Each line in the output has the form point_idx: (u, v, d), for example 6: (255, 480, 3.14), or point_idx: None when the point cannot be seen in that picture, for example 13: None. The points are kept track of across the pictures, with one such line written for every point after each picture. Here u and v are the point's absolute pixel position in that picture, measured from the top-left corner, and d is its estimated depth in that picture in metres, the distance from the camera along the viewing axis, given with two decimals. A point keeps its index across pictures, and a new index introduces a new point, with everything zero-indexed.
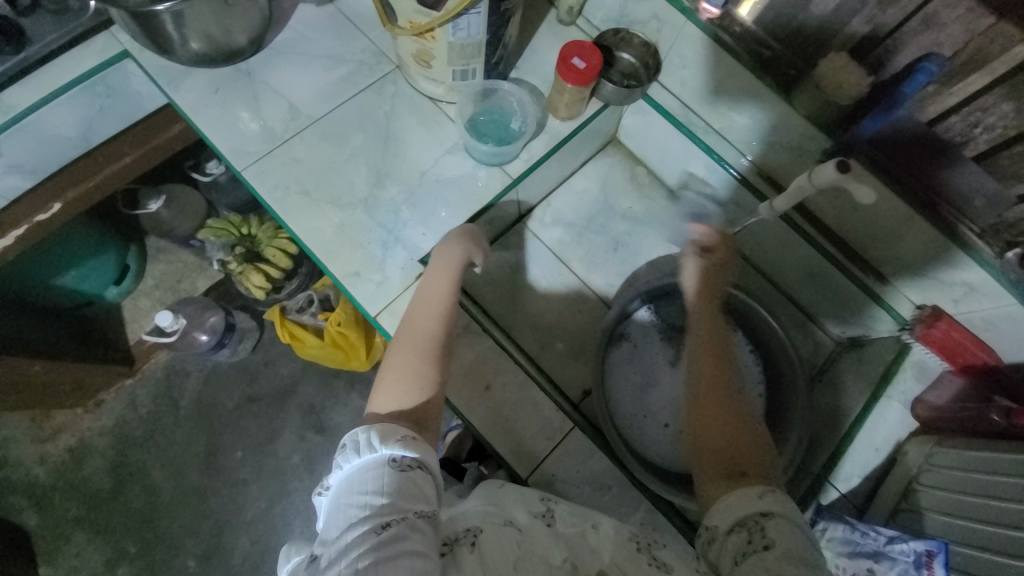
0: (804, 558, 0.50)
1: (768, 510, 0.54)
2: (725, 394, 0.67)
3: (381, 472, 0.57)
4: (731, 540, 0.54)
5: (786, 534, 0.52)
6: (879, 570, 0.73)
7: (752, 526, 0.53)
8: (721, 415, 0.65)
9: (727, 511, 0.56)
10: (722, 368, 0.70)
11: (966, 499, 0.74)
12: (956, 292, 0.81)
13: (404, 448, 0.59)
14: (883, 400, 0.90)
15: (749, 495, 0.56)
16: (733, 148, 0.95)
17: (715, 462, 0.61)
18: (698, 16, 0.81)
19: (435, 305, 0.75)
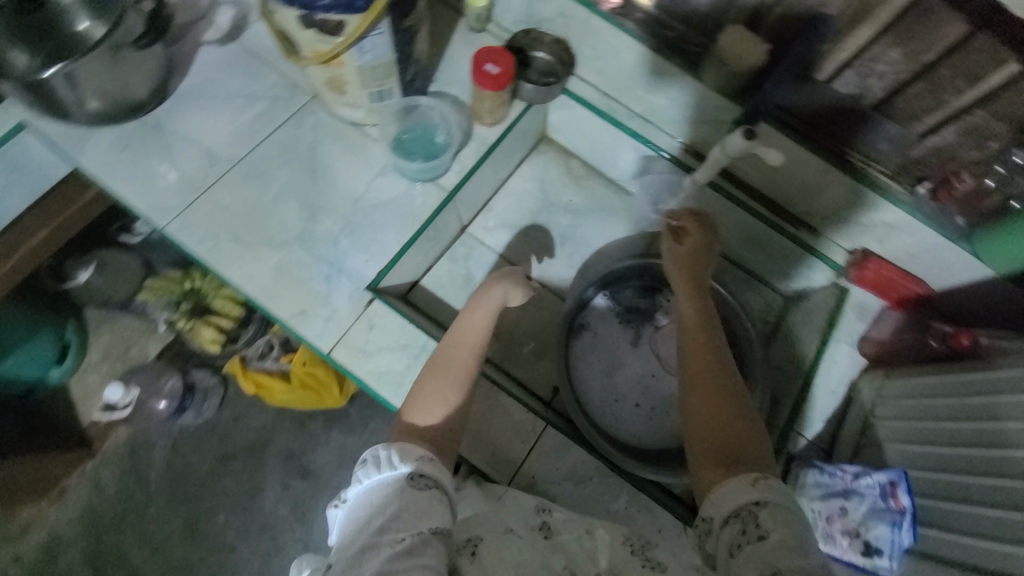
0: (794, 541, 0.50)
1: (762, 498, 0.54)
2: (725, 376, 0.66)
3: (400, 488, 0.56)
4: (725, 532, 0.54)
5: (782, 523, 0.52)
6: (851, 507, 0.75)
7: (747, 517, 0.53)
8: (716, 406, 0.63)
9: (721, 500, 0.56)
10: (720, 362, 0.67)
11: (919, 426, 0.77)
12: (879, 233, 0.85)
13: (422, 468, 0.58)
14: (834, 344, 0.94)
15: (744, 483, 0.55)
16: (659, 130, 0.98)
17: (706, 449, 0.61)
18: (600, 7, 0.85)
19: (470, 340, 0.73)
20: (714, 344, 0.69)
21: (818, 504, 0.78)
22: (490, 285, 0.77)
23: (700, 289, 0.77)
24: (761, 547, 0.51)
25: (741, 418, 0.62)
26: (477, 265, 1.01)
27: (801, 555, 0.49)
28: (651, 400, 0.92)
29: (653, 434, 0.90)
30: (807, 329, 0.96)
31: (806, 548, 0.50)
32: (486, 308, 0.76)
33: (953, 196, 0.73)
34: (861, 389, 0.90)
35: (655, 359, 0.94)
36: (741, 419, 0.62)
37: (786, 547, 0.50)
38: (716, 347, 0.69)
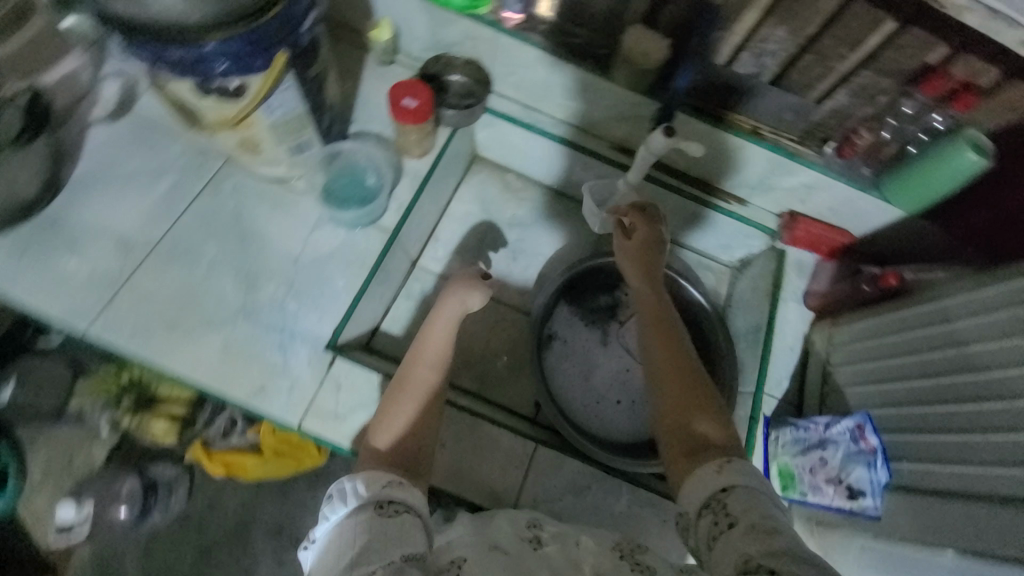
0: (762, 525, 0.53)
1: (728, 485, 0.57)
2: (684, 359, 0.69)
3: (366, 518, 0.55)
4: (700, 522, 0.56)
5: (749, 507, 0.54)
6: (828, 455, 0.78)
7: (717, 505, 0.56)
8: (685, 395, 0.65)
9: (693, 490, 0.58)
10: (677, 344, 0.70)
11: (871, 364, 0.83)
12: (801, 194, 0.91)
13: (390, 494, 0.57)
14: (783, 302, 0.96)
15: (710, 472, 0.58)
16: (584, 132, 1.00)
17: (677, 437, 0.64)
18: (506, 25, 0.86)
19: (429, 356, 0.71)
20: (669, 329, 0.72)
21: (797, 459, 0.80)
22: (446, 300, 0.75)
23: (656, 284, 0.78)
24: (732, 534, 0.53)
25: (702, 399, 0.65)
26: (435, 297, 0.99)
27: (768, 537, 0.51)
28: (630, 394, 0.94)
29: (639, 427, 0.92)
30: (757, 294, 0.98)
31: (773, 528, 0.52)
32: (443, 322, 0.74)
33: (856, 151, 0.82)
34: (815, 340, 0.93)
35: (626, 353, 0.96)
36: (704, 405, 0.65)
37: (754, 532, 0.52)
38: (672, 332, 0.72)
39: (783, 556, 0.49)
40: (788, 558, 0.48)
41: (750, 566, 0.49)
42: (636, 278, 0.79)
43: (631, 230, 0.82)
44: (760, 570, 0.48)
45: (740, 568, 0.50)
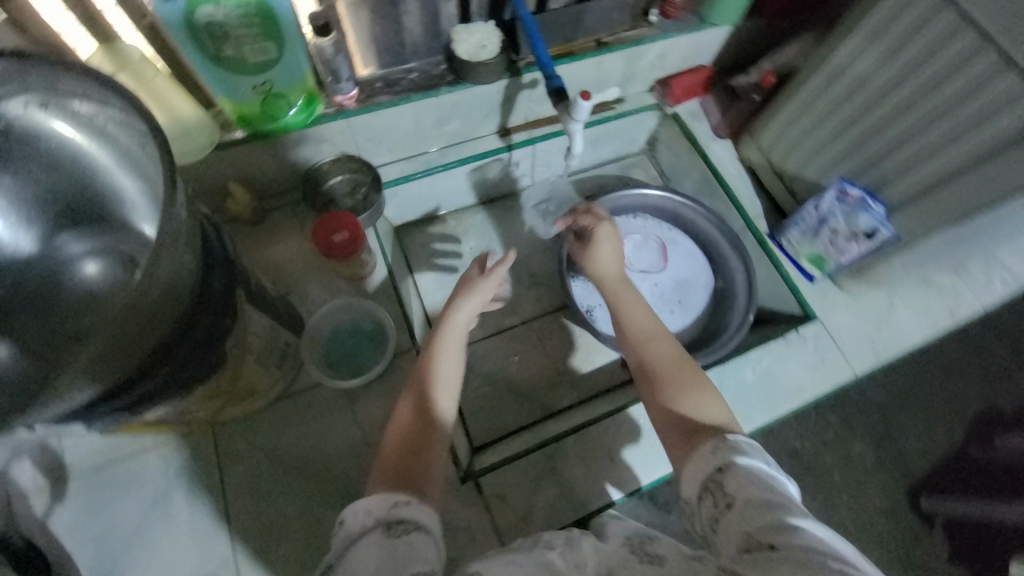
0: (762, 502, 0.48)
1: (723, 464, 0.53)
2: (666, 341, 0.71)
3: (374, 539, 0.49)
4: (702, 508, 0.53)
5: (745, 485, 0.50)
6: (835, 226, 0.86)
7: (713, 488, 0.52)
8: (674, 380, 0.66)
9: (691, 474, 0.55)
10: (652, 324, 0.73)
11: (803, 144, 0.92)
12: (659, 61, 1.00)
13: (399, 514, 0.51)
14: (708, 148, 1.06)
15: (704, 456, 0.55)
16: (473, 140, 1.00)
17: (674, 424, 0.63)
18: (348, 108, 0.81)
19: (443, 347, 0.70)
20: (642, 314, 0.75)
21: (816, 243, 0.90)
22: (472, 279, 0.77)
23: (620, 283, 0.79)
24: (732, 514, 0.49)
25: (690, 377, 0.66)
26: (480, 363, 0.95)
27: (767, 511, 0.47)
28: (676, 299, 1.02)
29: (699, 313, 1.01)
30: (682, 154, 1.10)
31: (773, 502, 0.48)
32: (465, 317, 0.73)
33: (676, 6, 0.95)
34: (750, 157, 1.04)
35: (644, 274, 1.03)
36: (694, 390, 0.65)
37: (751, 508, 0.48)
38: (652, 317, 0.74)
39: (787, 516, 0.46)
40: (792, 528, 0.45)
41: (752, 544, 0.46)
42: (590, 269, 0.82)
43: (584, 233, 0.84)
44: (759, 546, 0.45)
45: (740, 548, 0.47)
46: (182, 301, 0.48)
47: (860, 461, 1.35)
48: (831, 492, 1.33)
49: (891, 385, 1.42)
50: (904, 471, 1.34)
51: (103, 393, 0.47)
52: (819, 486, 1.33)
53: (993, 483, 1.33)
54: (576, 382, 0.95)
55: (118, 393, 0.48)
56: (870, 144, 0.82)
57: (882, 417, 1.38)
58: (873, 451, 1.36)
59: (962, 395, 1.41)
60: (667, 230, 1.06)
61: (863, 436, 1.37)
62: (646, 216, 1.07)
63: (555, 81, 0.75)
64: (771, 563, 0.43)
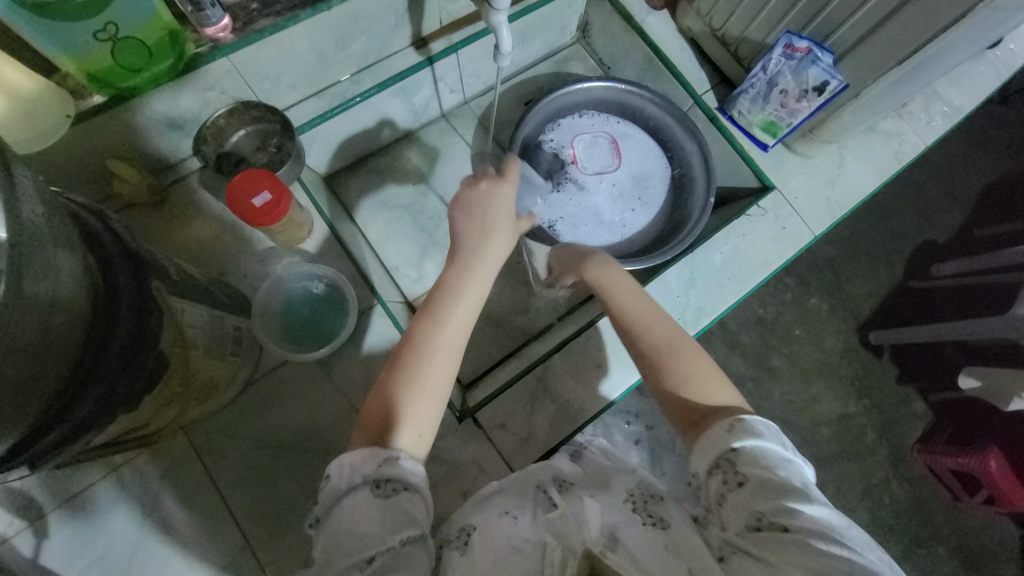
0: (775, 481, 0.48)
1: (735, 446, 0.52)
2: (661, 318, 0.68)
3: (361, 496, 0.47)
4: (711, 484, 0.53)
5: (756, 466, 0.50)
6: (785, 86, 0.83)
7: (725, 465, 0.52)
8: (680, 361, 0.63)
9: (703, 451, 0.54)
10: (642, 300, 0.70)
11: (746, 2, 0.84)
12: None
13: (388, 471, 0.49)
14: (644, 24, 0.97)
15: (720, 431, 0.54)
16: (387, 59, 0.87)
17: (679, 404, 0.61)
18: (225, 43, 0.66)
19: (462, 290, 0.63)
20: (633, 293, 0.71)
21: (766, 108, 0.87)
22: (493, 190, 0.69)
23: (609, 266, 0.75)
24: (742, 492, 0.49)
25: (690, 353, 0.64)
26: None
27: (778, 493, 0.47)
28: (636, 196, 0.99)
29: (660, 206, 0.99)
30: (619, 36, 1.00)
31: (786, 485, 0.48)
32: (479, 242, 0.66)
33: None
34: (691, 27, 0.95)
35: (598, 176, 0.99)
36: (695, 369, 0.63)
37: (765, 489, 0.48)
38: (641, 296, 0.71)
39: (796, 499, 0.47)
40: (801, 512, 0.46)
41: (763, 525, 0.46)
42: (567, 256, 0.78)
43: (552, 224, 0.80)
44: (773, 528, 0.45)
45: (753, 525, 0.47)
46: (77, 316, 0.42)
47: (818, 313, 1.47)
48: (796, 345, 1.45)
49: (837, 238, 1.50)
50: (855, 313, 1.47)
51: (29, 433, 0.42)
52: (784, 343, 1.45)
53: (932, 307, 1.47)
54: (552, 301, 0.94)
55: (47, 431, 0.42)
56: None
57: (832, 270, 1.49)
58: (827, 301, 1.47)
59: (901, 233, 1.51)
60: (615, 125, 1.01)
61: (817, 290, 1.48)
62: (591, 113, 1.01)
63: None
64: (783, 546, 0.44)
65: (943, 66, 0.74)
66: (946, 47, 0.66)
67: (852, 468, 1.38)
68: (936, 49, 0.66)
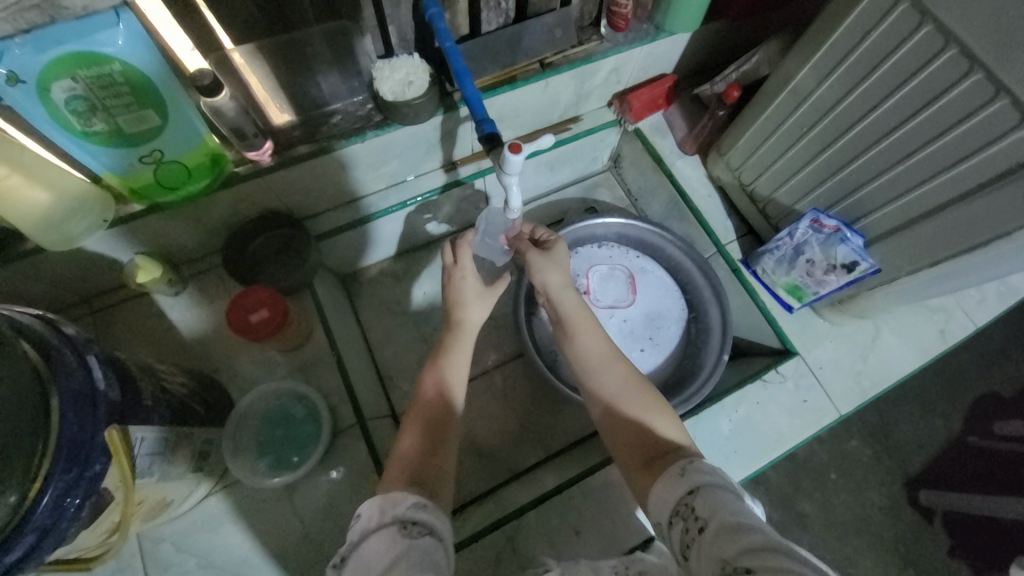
0: (731, 522, 0.45)
1: (693, 488, 0.51)
2: (620, 359, 0.68)
3: (388, 536, 0.48)
4: (672, 533, 0.50)
5: (715, 506, 0.48)
6: (812, 255, 0.79)
7: (685, 512, 0.50)
8: (633, 408, 0.63)
9: (661, 499, 0.53)
10: (600, 336, 0.70)
11: (775, 166, 0.83)
12: (614, 78, 0.92)
13: (415, 514, 0.50)
14: (674, 166, 0.98)
15: (673, 477, 0.53)
16: (416, 178, 0.90)
17: (632, 448, 0.61)
18: (262, 166, 0.72)
19: (459, 361, 0.69)
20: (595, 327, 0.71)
21: (792, 273, 0.83)
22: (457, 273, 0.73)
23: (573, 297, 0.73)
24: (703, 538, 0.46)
25: (638, 397, 0.64)
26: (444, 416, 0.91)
27: (739, 533, 0.44)
28: (647, 336, 0.95)
29: (671, 355, 0.94)
30: (648, 174, 1.02)
31: (747, 527, 0.45)
32: (472, 313, 0.72)
33: (625, 18, 0.83)
34: (720, 175, 0.95)
35: (611, 311, 0.95)
36: (648, 416, 0.63)
37: (726, 532, 0.45)
38: (603, 336, 0.70)
39: (758, 539, 0.43)
40: (762, 550, 0.42)
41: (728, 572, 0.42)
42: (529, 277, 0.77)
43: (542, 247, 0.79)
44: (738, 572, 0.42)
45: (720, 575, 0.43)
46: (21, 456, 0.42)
47: (858, 458, 1.31)
48: (830, 493, 1.29)
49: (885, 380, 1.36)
50: (903, 465, 1.29)
51: None
52: (817, 487, 1.29)
53: (995, 478, 1.28)
54: (544, 434, 0.91)
55: None
56: (846, 171, 0.73)
57: (877, 411, 1.34)
58: (869, 446, 1.31)
59: (957, 384, 1.35)
60: (636, 258, 0.99)
61: (859, 433, 1.32)
62: (612, 244, 1.00)
63: (485, 127, 0.66)
64: None
65: (997, 273, 0.68)
66: (1008, 257, 0.61)
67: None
68: (994, 256, 0.61)
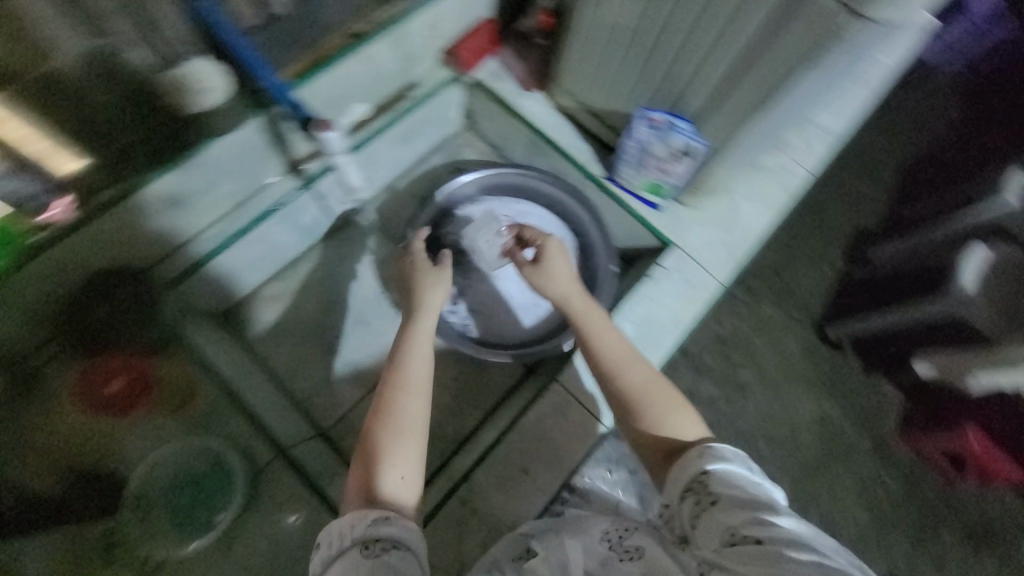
0: (745, 500, 0.51)
1: (706, 467, 0.54)
2: (632, 351, 0.69)
3: (351, 562, 0.50)
4: (683, 505, 0.55)
5: (729, 484, 0.53)
6: (655, 151, 0.85)
7: (697, 487, 0.54)
8: (649, 398, 0.64)
9: (674, 477, 0.56)
10: (611, 331, 0.71)
11: (603, 80, 0.87)
12: (434, 34, 0.90)
13: (375, 531, 0.52)
14: (519, 106, 0.99)
15: (691, 457, 0.56)
16: (262, 188, 0.83)
17: (646, 436, 0.63)
18: (70, 222, 0.65)
19: (420, 357, 0.66)
20: (606, 322, 0.72)
21: (647, 173, 0.89)
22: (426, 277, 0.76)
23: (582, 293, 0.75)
24: (716, 511, 0.51)
25: (648, 381, 0.66)
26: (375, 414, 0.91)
27: (751, 509, 0.50)
28: None
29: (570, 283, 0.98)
30: (499, 121, 1.02)
31: (759, 504, 0.51)
32: (427, 301, 0.73)
33: None
34: (563, 102, 0.98)
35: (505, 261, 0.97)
36: (661, 406, 0.64)
37: (737, 507, 0.51)
38: (612, 329, 0.71)
39: (762, 512, 0.50)
40: (771, 524, 0.49)
41: (737, 539, 0.49)
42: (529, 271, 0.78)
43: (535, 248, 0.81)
44: (749, 541, 0.48)
45: (730, 542, 0.49)
46: None
47: (774, 322, 1.40)
48: (759, 359, 1.37)
49: (776, 244, 1.46)
50: (808, 309, 1.41)
51: None
52: (746, 358, 1.37)
53: (890, 293, 1.37)
54: (476, 397, 0.93)
55: None
56: (657, 66, 0.78)
57: (777, 275, 1.43)
58: (778, 306, 1.41)
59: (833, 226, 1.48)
60: (513, 205, 1.01)
61: (771, 299, 1.42)
62: (487, 197, 1.01)
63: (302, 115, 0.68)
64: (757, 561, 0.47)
65: (806, 108, 0.76)
66: (807, 90, 0.67)
67: (844, 471, 1.30)
68: (798, 93, 0.67)
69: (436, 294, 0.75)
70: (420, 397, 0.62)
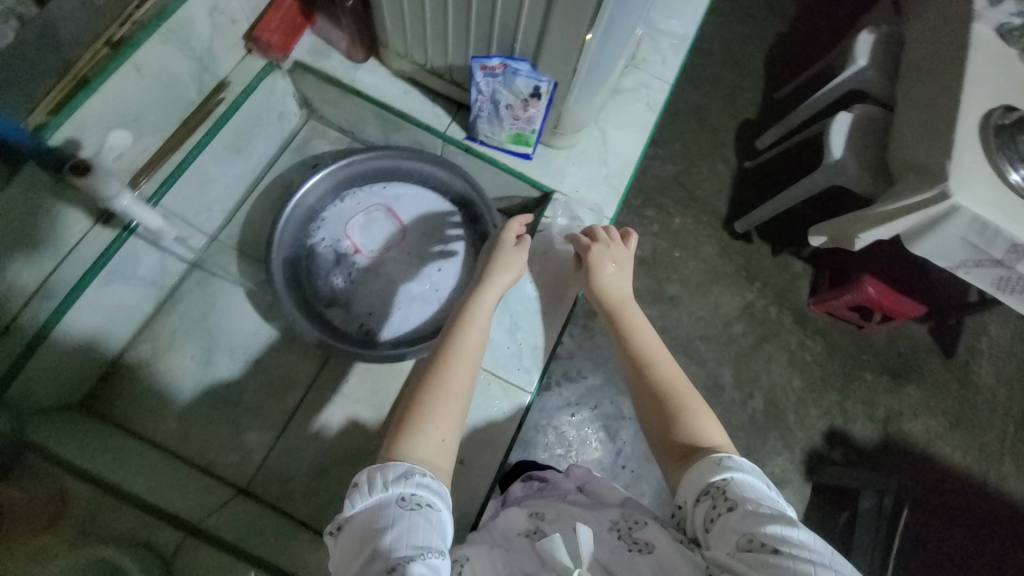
0: (763, 508, 0.50)
1: (729, 473, 0.54)
2: (668, 353, 0.70)
3: (387, 511, 0.49)
4: (699, 508, 0.55)
5: (747, 492, 0.52)
6: (505, 100, 0.80)
7: (715, 492, 0.54)
8: (676, 397, 0.64)
9: (692, 480, 0.57)
10: (651, 337, 0.71)
11: (428, 36, 0.80)
12: (223, 20, 0.79)
13: (418, 483, 0.51)
14: (355, 81, 0.92)
15: (711, 462, 0.56)
16: (70, 247, 0.69)
17: (666, 435, 0.63)
18: None
19: (478, 334, 0.66)
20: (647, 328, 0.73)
21: (506, 125, 0.85)
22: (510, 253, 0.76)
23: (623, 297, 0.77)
24: (732, 516, 0.51)
25: (674, 381, 0.66)
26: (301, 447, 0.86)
27: (768, 515, 0.49)
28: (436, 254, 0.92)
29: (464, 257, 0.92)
30: (340, 104, 0.91)
31: (777, 513, 0.50)
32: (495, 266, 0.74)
33: None
34: (402, 67, 0.90)
35: (390, 255, 0.91)
36: (687, 406, 0.63)
37: (753, 515, 0.50)
38: (651, 336, 0.72)
39: (781, 525, 0.48)
40: (783, 530, 0.48)
41: (753, 545, 0.48)
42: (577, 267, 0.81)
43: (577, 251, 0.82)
44: (764, 548, 0.47)
45: (742, 546, 0.48)
46: None
47: (687, 230, 1.43)
48: (681, 268, 1.40)
49: (669, 156, 1.48)
50: (714, 212, 1.45)
51: None
52: (670, 272, 1.40)
53: (773, 182, 1.47)
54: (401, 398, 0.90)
55: None
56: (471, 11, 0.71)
57: (679, 185, 1.46)
58: (687, 214, 1.44)
59: (721, 126, 1.51)
60: (382, 192, 0.93)
61: (678, 210, 1.44)
62: (350, 195, 0.92)
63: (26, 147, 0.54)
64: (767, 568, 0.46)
65: (635, 16, 0.72)
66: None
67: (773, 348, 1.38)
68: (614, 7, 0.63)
69: (509, 272, 0.75)
70: (468, 371, 0.62)
